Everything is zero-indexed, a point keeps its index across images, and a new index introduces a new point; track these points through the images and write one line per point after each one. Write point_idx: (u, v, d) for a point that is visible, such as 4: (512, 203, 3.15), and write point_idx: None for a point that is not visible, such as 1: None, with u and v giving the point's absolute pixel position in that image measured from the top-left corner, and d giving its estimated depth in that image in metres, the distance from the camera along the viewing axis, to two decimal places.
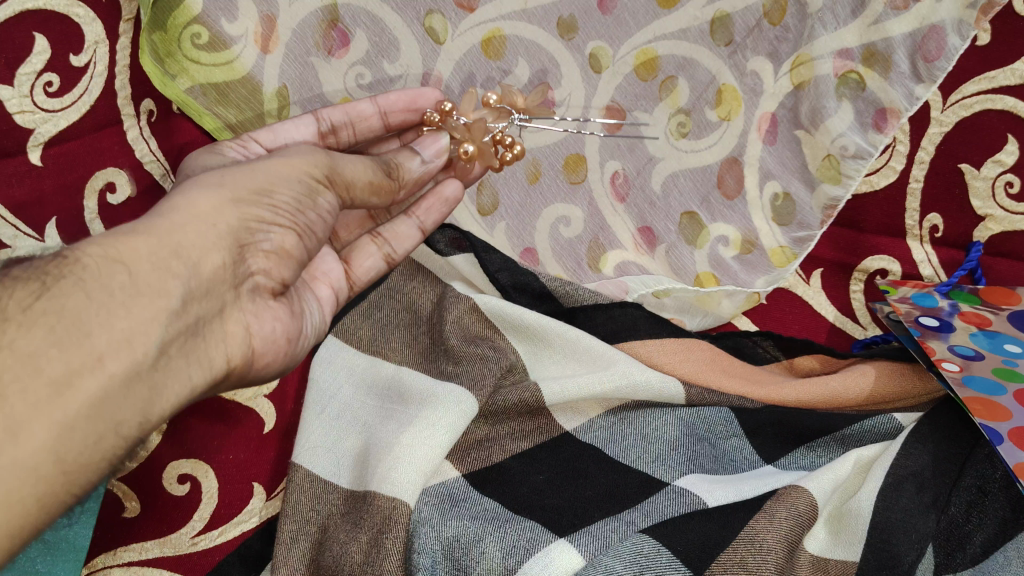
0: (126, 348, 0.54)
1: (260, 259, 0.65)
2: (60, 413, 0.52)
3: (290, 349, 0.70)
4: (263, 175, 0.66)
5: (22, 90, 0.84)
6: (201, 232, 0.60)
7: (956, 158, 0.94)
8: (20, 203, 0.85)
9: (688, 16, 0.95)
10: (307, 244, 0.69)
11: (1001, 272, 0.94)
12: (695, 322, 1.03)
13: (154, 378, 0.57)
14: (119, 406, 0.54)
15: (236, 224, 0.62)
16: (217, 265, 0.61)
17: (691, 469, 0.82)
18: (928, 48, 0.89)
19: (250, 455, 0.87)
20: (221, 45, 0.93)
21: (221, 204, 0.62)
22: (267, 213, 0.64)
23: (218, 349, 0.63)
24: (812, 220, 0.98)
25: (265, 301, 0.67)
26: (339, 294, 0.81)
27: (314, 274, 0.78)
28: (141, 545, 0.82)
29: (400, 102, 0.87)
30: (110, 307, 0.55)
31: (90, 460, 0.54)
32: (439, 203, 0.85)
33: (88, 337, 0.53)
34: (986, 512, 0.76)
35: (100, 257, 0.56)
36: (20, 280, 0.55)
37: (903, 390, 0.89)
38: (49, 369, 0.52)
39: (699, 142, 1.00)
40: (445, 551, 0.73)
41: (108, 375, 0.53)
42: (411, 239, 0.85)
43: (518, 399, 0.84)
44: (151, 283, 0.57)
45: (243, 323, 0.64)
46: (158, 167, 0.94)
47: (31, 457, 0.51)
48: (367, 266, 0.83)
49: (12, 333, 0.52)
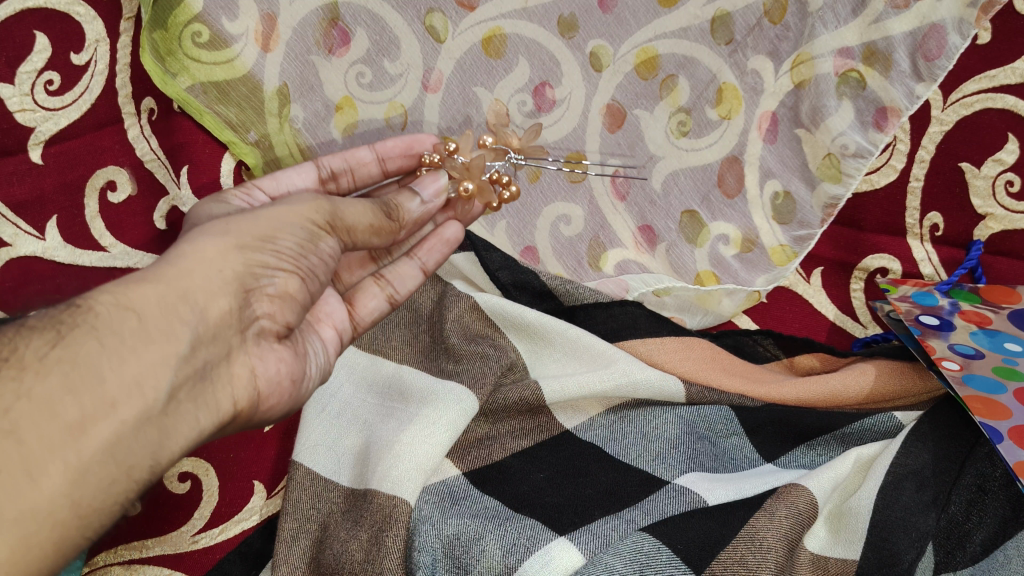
0: (137, 391, 0.55)
1: (265, 303, 0.64)
2: (73, 457, 0.52)
3: (295, 390, 0.69)
4: (266, 221, 0.64)
5: (22, 89, 0.85)
6: (208, 276, 0.60)
7: (957, 157, 0.94)
8: (21, 202, 0.87)
9: (688, 14, 0.95)
10: (311, 287, 0.67)
11: (1001, 270, 0.94)
12: (695, 321, 1.03)
13: (164, 422, 0.57)
14: (129, 450, 0.55)
15: (241, 270, 0.62)
16: (223, 310, 0.61)
17: (691, 468, 0.82)
18: (928, 48, 0.89)
19: (251, 453, 0.88)
20: (221, 44, 0.92)
21: (226, 249, 0.62)
22: (271, 258, 0.63)
23: (225, 393, 0.62)
24: (812, 219, 0.98)
25: (270, 345, 0.66)
26: (344, 335, 0.77)
27: (317, 316, 0.75)
28: (141, 544, 0.82)
29: (397, 147, 0.85)
30: (121, 352, 0.56)
31: (101, 505, 0.54)
32: (440, 244, 0.81)
33: (101, 382, 0.54)
34: (986, 511, 0.76)
35: (112, 305, 0.57)
36: (35, 330, 0.55)
37: (904, 389, 0.89)
38: (65, 415, 0.53)
39: (699, 141, 1.00)
40: (445, 549, 0.74)
41: (120, 419, 0.54)
42: (414, 280, 0.81)
43: (518, 397, 0.84)
44: (161, 329, 0.57)
45: (249, 365, 0.64)
46: (158, 166, 0.94)
47: (48, 502, 0.52)
48: (371, 307, 0.79)
49: (28, 380, 0.53)
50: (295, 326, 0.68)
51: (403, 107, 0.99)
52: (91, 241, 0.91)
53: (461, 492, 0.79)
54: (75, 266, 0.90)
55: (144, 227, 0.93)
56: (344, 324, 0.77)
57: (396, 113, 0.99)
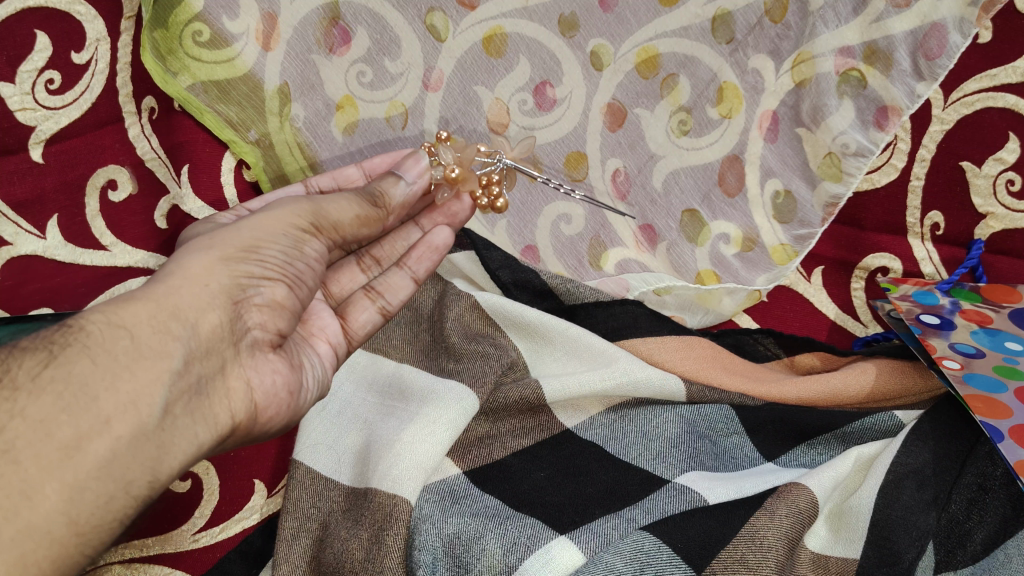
0: (132, 410, 0.55)
1: (255, 314, 0.64)
2: (70, 476, 0.52)
3: (294, 402, 0.69)
4: (249, 232, 0.65)
5: (24, 87, 0.86)
6: (196, 292, 0.61)
7: (958, 156, 0.94)
8: (21, 202, 0.89)
9: (689, 14, 0.95)
10: (301, 294, 0.68)
11: (1002, 269, 0.94)
12: (696, 320, 1.02)
13: (161, 438, 0.57)
14: (126, 466, 0.55)
15: (227, 282, 0.62)
16: (214, 324, 0.61)
17: (691, 467, 0.82)
18: (929, 46, 0.89)
19: (251, 452, 0.88)
20: (222, 43, 0.92)
21: (211, 263, 0.63)
22: (256, 269, 0.64)
23: (222, 406, 0.62)
24: (813, 218, 0.98)
25: (264, 355, 0.66)
26: (339, 349, 0.77)
27: (309, 330, 0.75)
28: (141, 542, 0.82)
29: (384, 163, 0.87)
30: (115, 371, 0.55)
31: (102, 521, 0.55)
32: (429, 251, 0.81)
33: (95, 401, 0.54)
34: (987, 510, 0.76)
35: (104, 323, 0.57)
36: (28, 351, 0.56)
37: (905, 388, 0.89)
38: (60, 434, 0.53)
39: (699, 140, 1.00)
40: (446, 548, 0.74)
41: (115, 436, 0.54)
42: (405, 290, 0.81)
43: (519, 396, 0.84)
44: (153, 346, 0.57)
45: (244, 378, 0.63)
46: (158, 164, 0.94)
47: (45, 520, 0.52)
48: (363, 321, 0.79)
49: (21, 400, 0.53)
50: (288, 334, 0.68)
51: (404, 106, 0.98)
52: (91, 240, 0.92)
53: (461, 492, 0.79)
54: (75, 265, 0.91)
55: (144, 226, 0.94)
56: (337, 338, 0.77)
57: (396, 112, 0.99)
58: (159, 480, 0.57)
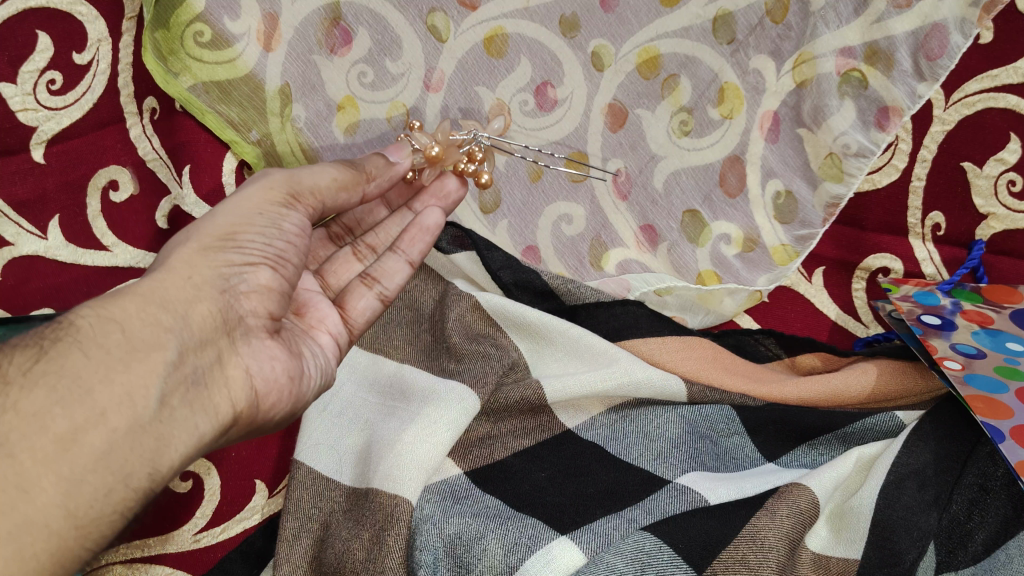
0: (127, 402, 0.55)
1: (244, 301, 0.64)
2: (68, 468, 0.53)
3: (295, 389, 0.68)
4: (225, 219, 0.66)
5: (25, 88, 0.88)
6: (181, 286, 0.61)
7: (959, 156, 0.94)
8: (22, 202, 0.90)
9: (690, 14, 0.95)
10: (286, 275, 0.68)
11: (1003, 270, 0.94)
12: (696, 320, 1.04)
13: (159, 430, 0.57)
14: (125, 457, 0.55)
15: (209, 273, 0.63)
16: (205, 314, 0.61)
17: (692, 467, 0.82)
18: (931, 47, 0.89)
19: (253, 453, 0.88)
20: (224, 44, 0.91)
21: (192, 257, 0.63)
22: (235, 256, 0.64)
23: (222, 396, 0.62)
24: (813, 218, 0.98)
25: (262, 341, 0.65)
26: (339, 340, 0.76)
27: (308, 321, 0.75)
28: (143, 542, 0.82)
29: None
30: (109, 364, 0.56)
31: (101, 514, 0.54)
32: (421, 233, 0.81)
33: (90, 394, 0.54)
34: (988, 511, 0.76)
35: (95, 318, 0.57)
36: (19, 347, 0.56)
37: (905, 388, 0.89)
38: (56, 427, 0.53)
39: (701, 140, 0.99)
40: (447, 548, 0.74)
41: (112, 428, 0.54)
42: (401, 275, 0.81)
43: (519, 397, 0.84)
44: (146, 339, 0.58)
45: (243, 366, 0.63)
46: (160, 165, 0.95)
47: (42, 513, 0.52)
48: (361, 308, 0.79)
49: (14, 395, 0.53)
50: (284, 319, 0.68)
51: (405, 107, 0.98)
52: (92, 239, 0.93)
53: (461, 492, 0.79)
54: (76, 265, 0.93)
55: (146, 225, 0.95)
56: (339, 328, 0.76)
57: (398, 113, 0.98)
58: (160, 472, 0.57)
